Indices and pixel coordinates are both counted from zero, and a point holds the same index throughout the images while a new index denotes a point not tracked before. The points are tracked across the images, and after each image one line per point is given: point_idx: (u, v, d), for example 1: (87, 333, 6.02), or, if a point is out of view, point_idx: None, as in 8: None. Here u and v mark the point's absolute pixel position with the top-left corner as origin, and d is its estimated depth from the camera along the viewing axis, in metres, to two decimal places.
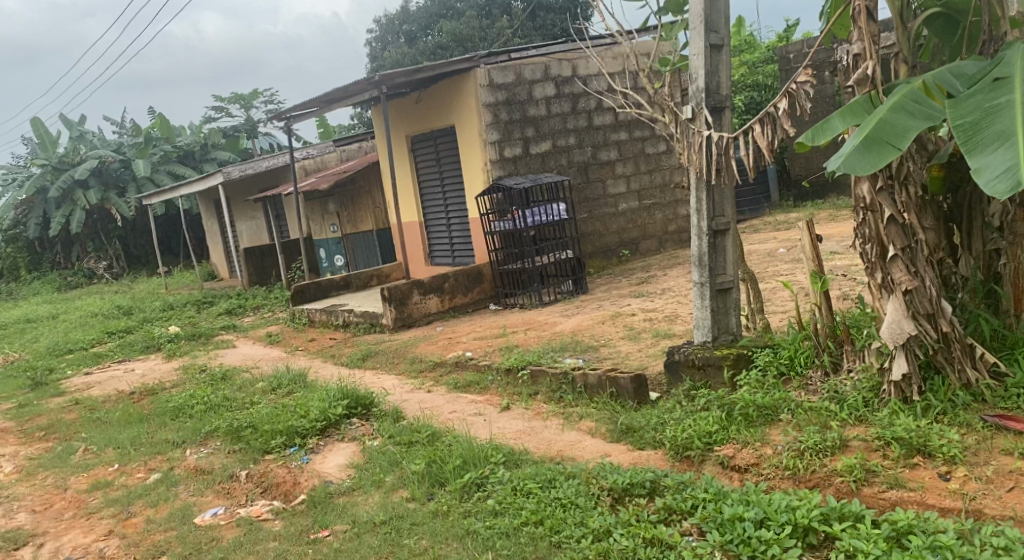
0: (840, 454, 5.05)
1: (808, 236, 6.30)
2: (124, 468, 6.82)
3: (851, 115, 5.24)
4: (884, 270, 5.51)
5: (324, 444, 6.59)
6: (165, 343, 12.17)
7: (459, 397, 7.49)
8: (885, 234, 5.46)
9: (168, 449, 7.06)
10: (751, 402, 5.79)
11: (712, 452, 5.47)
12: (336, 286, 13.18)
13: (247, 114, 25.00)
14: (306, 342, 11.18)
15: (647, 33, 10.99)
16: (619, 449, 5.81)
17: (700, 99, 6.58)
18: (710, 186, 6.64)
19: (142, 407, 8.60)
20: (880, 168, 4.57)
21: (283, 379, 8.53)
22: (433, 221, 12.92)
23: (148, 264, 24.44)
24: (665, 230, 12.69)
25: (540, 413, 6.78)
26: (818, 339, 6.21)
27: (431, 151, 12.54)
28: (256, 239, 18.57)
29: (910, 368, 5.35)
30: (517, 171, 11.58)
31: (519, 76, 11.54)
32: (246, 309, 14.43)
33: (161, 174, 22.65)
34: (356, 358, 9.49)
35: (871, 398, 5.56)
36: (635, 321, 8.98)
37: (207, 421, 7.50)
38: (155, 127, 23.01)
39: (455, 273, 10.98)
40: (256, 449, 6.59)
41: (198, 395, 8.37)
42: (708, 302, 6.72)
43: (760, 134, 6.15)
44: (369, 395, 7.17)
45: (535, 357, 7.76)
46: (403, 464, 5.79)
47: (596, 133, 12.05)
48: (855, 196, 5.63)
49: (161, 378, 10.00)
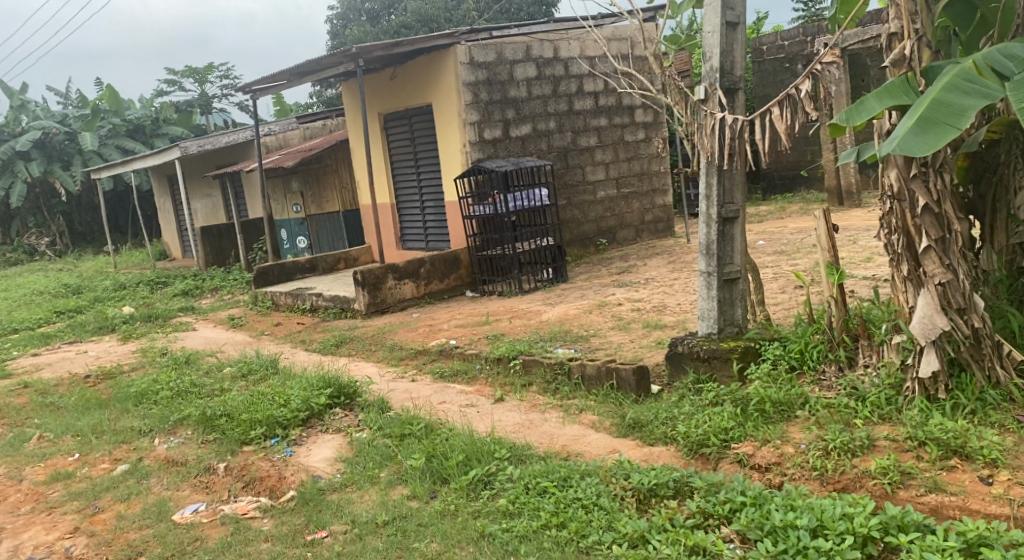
0: (870, 454, 4.79)
1: (824, 225, 6.03)
2: (86, 457, 6.30)
3: (889, 96, 5.02)
4: (913, 262, 5.26)
5: (307, 436, 6.17)
6: (119, 325, 11.54)
7: (448, 387, 7.11)
8: (914, 225, 5.21)
9: (135, 438, 6.57)
10: (767, 397, 5.50)
11: (728, 450, 5.17)
12: (302, 268, 12.67)
13: (200, 89, 24.11)
14: (273, 326, 10.68)
15: (651, 11, 10.55)
16: (628, 445, 5.48)
17: (714, 79, 6.28)
18: (720, 170, 6.35)
19: (101, 392, 8.04)
20: (937, 148, 4.46)
21: (254, 365, 8.07)
22: (406, 203, 12.49)
23: (94, 241, 23.51)
24: (641, 219, 12.47)
25: (537, 406, 6.45)
26: (831, 333, 5.97)
27: (405, 129, 12.09)
28: (212, 217, 17.94)
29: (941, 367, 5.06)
30: (496, 154, 11.17)
31: (500, 55, 11.12)
32: (203, 290, 13.82)
33: (109, 148, 21.76)
34: (329, 344, 9.04)
35: (894, 396, 5.30)
36: (623, 310, 8.68)
37: (176, 408, 7.01)
38: (103, 99, 22.08)
39: (431, 258, 10.56)
40: (233, 440, 6.13)
41: (163, 380, 7.85)
42: (714, 293, 6.42)
43: (779, 118, 5.87)
44: (353, 384, 6.75)
45: (525, 346, 7.42)
46: (399, 459, 5.40)
47: (576, 118, 11.72)
48: (882, 183, 5.36)
49: (118, 362, 9.43)
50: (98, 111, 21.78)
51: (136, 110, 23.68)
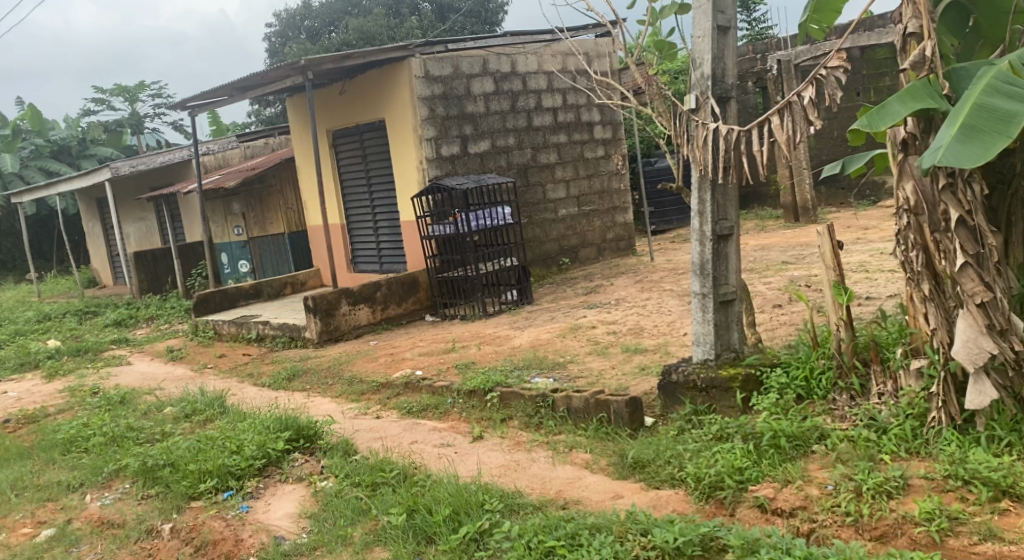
0: (907, 497, 4.31)
1: (829, 242, 5.51)
2: (4, 522, 5.58)
3: (913, 98, 4.51)
4: (935, 280, 4.86)
5: (265, 487, 5.49)
6: (44, 360, 10.65)
7: (419, 424, 6.45)
8: (935, 242, 4.80)
9: (62, 495, 5.84)
10: (781, 430, 4.96)
11: (746, 493, 4.62)
12: (245, 294, 11.89)
13: (131, 108, 23.05)
14: (216, 358, 9.91)
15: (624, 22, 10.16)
16: (632, 489, 4.90)
17: (705, 86, 5.77)
18: (713, 184, 5.84)
19: (22, 440, 7.24)
20: (987, 159, 4.08)
21: (198, 404, 7.33)
22: (358, 224, 11.82)
23: (16, 269, 22.25)
24: (603, 238, 11.99)
25: (521, 444, 5.83)
26: (840, 358, 5.43)
27: (355, 146, 11.43)
28: (145, 241, 17.01)
29: (993, 397, 4.58)
30: (454, 172, 10.58)
31: (456, 69, 10.54)
32: (137, 320, 12.94)
33: (31, 171, 20.67)
34: (281, 377, 8.32)
35: (919, 427, 4.82)
36: (598, 334, 8.13)
37: (111, 457, 6.26)
38: (26, 119, 20.94)
39: (388, 282, 9.91)
40: (179, 494, 5.42)
41: (95, 423, 7.06)
42: (710, 316, 5.88)
43: (779, 127, 5.38)
44: (314, 426, 6.08)
45: (501, 377, 6.80)
46: (374, 513, 4.81)
47: (535, 134, 11.20)
48: (896, 197, 4.95)
49: (42, 403, 8.57)
50: (20, 132, 20.65)
51: (60, 130, 22.54)
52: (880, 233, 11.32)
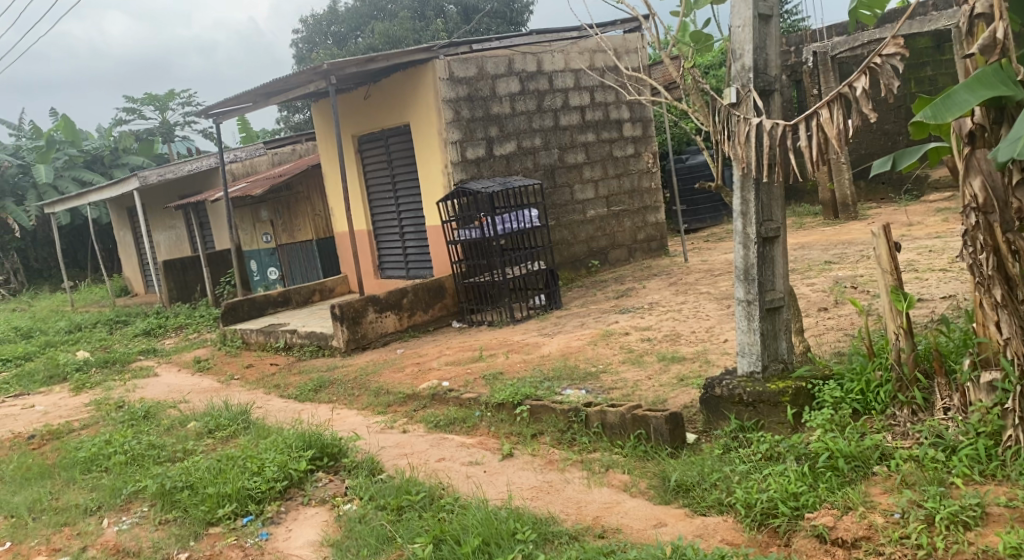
0: (986, 528, 3.94)
1: (885, 243, 5.00)
2: (19, 549, 5.34)
3: (982, 85, 4.13)
4: (1007, 285, 4.45)
5: (286, 513, 5.20)
6: (72, 373, 10.48)
7: (446, 439, 6.13)
8: (1007, 242, 4.42)
9: (79, 520, 5.60)
10: (838, 450, 4.57)
11: (802, 521, 4.25)
12: (273, 302, 11.65)
13: (162, 116, 23.04)
14: (243, 368, 9.67)
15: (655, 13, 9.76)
16: (676, 516, 4.55)
17: (746, 79, 5.37)
18: (757, 183, 5.45)
19: (44, 459, 7.02)
20: None
21: (221, 419, 7.08)
22: (384, 229, 11.55)
23: (51, 278, 22.33)
24: (634, 238, 11.61)
25: (554, 463, 5.47)
26: (900, 370, 4.97)
27: (381, 151, 11.17)
28: (175, 249, 16.89)
29: None
30: (481, 175, 10.26)
31: (481, 70, 10.23)
32: (166, 330, 12.77)
33: (64, 181, 20.71)
34: (307, 388, 8.06)
35: (993, 448, 4.40)
36: (631, 341, 7.77)
37: (129, 478, 6.01)
38: (59, 129, 20.98)
39: (415, 288, 9.61)
40: (197, 520, 5.15)
41: (117, 440, 6.82)
42: (756, 325, 5.49)
43: (829, 121, 4.92)
44: (338, 443, 5.79)
45: (529, 388, 6.46)
46: (399, 543, 4.52)
47: (562, 134, 10.85)
48: (962, 194, 4.55)
49: (68, 418, 8.38)
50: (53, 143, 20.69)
51: (93, 140, 22.58)
52: (924, 229, 10.85)
